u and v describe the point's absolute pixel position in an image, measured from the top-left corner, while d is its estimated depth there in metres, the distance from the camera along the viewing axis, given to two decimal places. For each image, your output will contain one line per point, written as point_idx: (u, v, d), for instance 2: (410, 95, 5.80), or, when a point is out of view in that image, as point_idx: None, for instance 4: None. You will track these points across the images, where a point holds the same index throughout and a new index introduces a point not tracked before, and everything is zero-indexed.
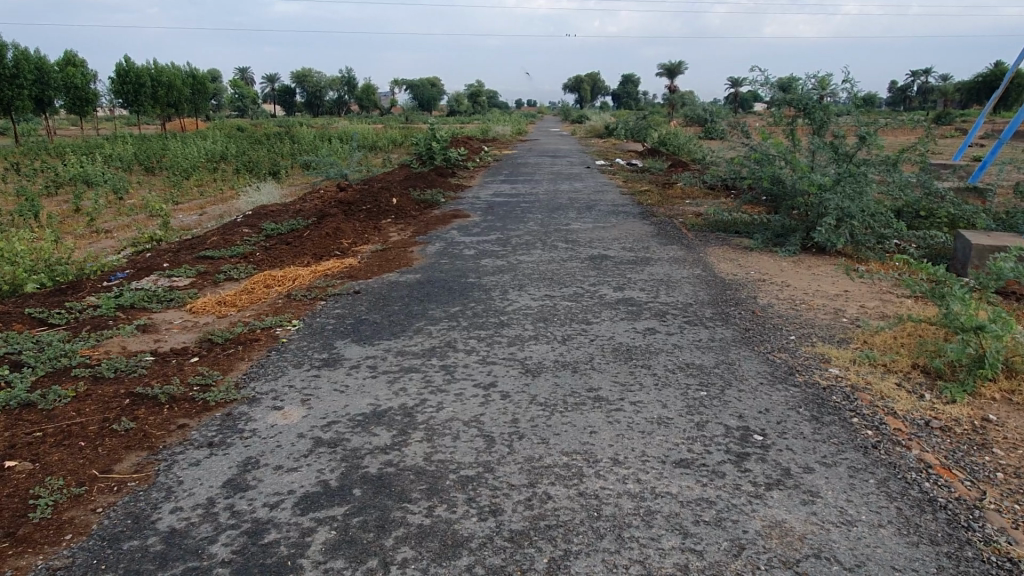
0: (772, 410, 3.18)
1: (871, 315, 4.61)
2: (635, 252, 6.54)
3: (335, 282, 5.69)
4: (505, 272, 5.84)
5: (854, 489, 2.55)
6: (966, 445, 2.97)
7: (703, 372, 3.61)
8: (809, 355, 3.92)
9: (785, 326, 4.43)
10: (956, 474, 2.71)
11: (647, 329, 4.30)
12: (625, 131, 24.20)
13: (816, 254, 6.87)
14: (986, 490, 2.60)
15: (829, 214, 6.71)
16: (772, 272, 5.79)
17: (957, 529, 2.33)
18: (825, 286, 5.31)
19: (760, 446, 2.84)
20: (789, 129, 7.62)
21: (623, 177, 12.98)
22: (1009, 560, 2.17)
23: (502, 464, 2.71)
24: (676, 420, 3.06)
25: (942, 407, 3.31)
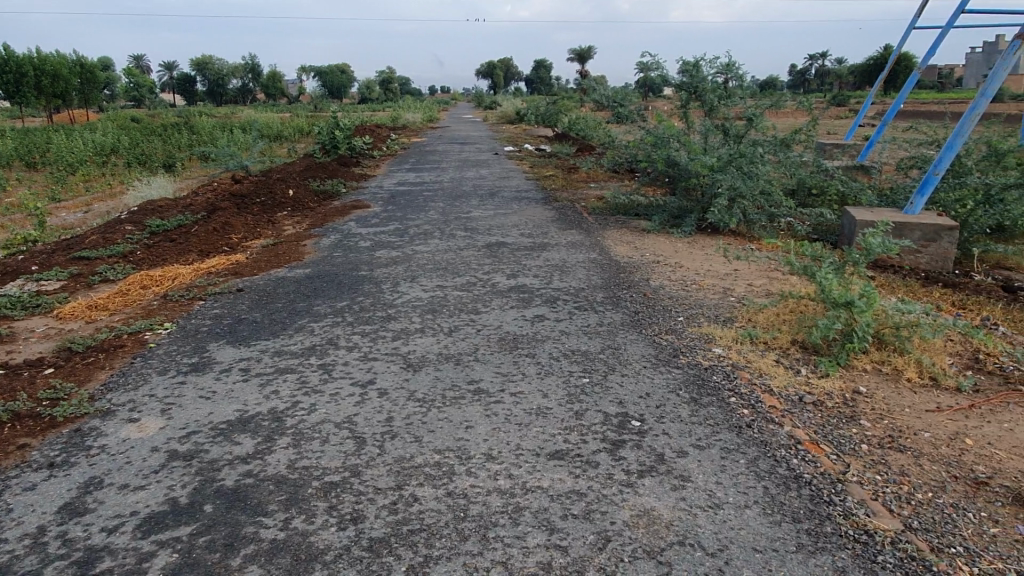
0: (652, 394, 3.17)
1: (757, 293, 4.69)
2: (534, 238, 6.49)
3: (217, 280, 5.39)
4: (399, 264, 5.67)
5: (724, 471, 2.54)
6: (836, 418, 3.04)
7: (587, 359, 3.57)
8: (694, 336, 3.94)
9: (674, 307, 4.45)
10: (824, 448, 2.76)
11: (536, 316, 4.24)
12: (536, 116, 24.29)
13: (711, 234, 6.99)
14: (851, 462, 2.66)
15: (721, 194, 6.83)
16: (666, 253, 5.85)
17: (819, 504, 2.36)
18: (715, 266, 5.39)
19: (636, 432, 2.81)
20: (683, 112, 7.76)
21: (530, 163, 12.95)
22: (866, 532, 2.22)
23: (371, 467, 2.59)
24: (555, 410, 3.00)
25: (815, 381, 3.39)
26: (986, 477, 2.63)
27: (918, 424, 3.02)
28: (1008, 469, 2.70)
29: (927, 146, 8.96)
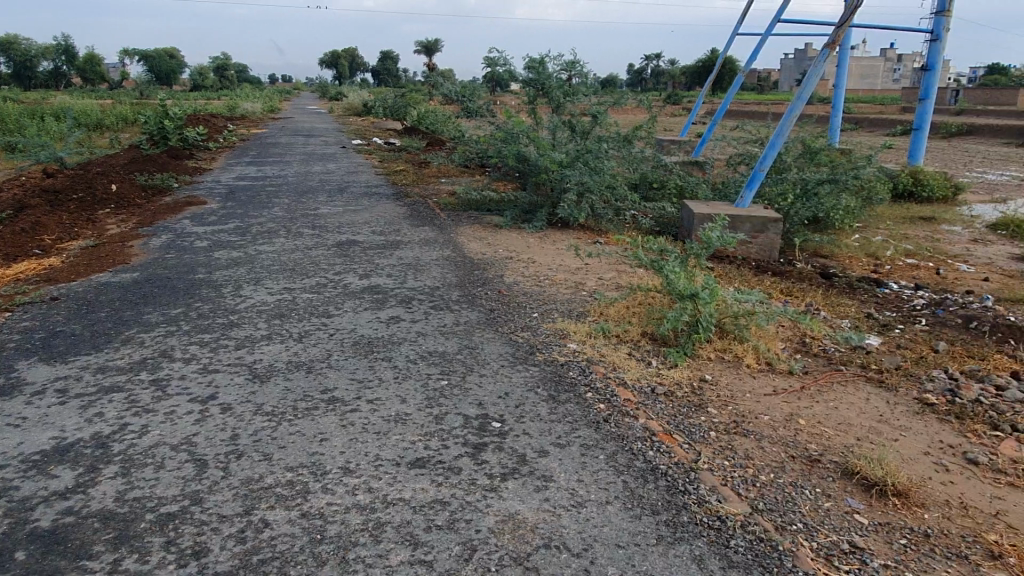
0: (512, 393, 3.16)
1: (608, 287, 4.82)
2: (386, 236, 6.32)
3: (25, 288, 4.78)
4: (241, 265, 5.31)
5: (585, 468, 2.57)
6: (686, 407, 3.17)
7: (445, 360, 3.50)
8: (550, 332, 3.98)
9: (530, 303, 4.48)
10: (676, 438, 2.86)
11: (390, 317, 4.11)
12: (384, 108, 23.85)
13: (561, 229, 7.14)
14: (701, 450, 2.78)
15: (570, 189, 6.99)
16: (519, 249, 5.90)
17: (675, 494, 2.44)
18: (567, 261, 5.50)
19: (498, 434, 2.78)
20: (532, 108, 7.86)
21: (379, 157, 12.65)
22: (719, 518, 2.32)
23: (214, 492, 2.37)
24: (414, 416, 2.90)
25: (665, 372, 3.52)
26: (818, 455, 2.85)
27: (758, 408, 3.22)
28: (835, 445, 2.94)
29: (752, 144, 9.68)
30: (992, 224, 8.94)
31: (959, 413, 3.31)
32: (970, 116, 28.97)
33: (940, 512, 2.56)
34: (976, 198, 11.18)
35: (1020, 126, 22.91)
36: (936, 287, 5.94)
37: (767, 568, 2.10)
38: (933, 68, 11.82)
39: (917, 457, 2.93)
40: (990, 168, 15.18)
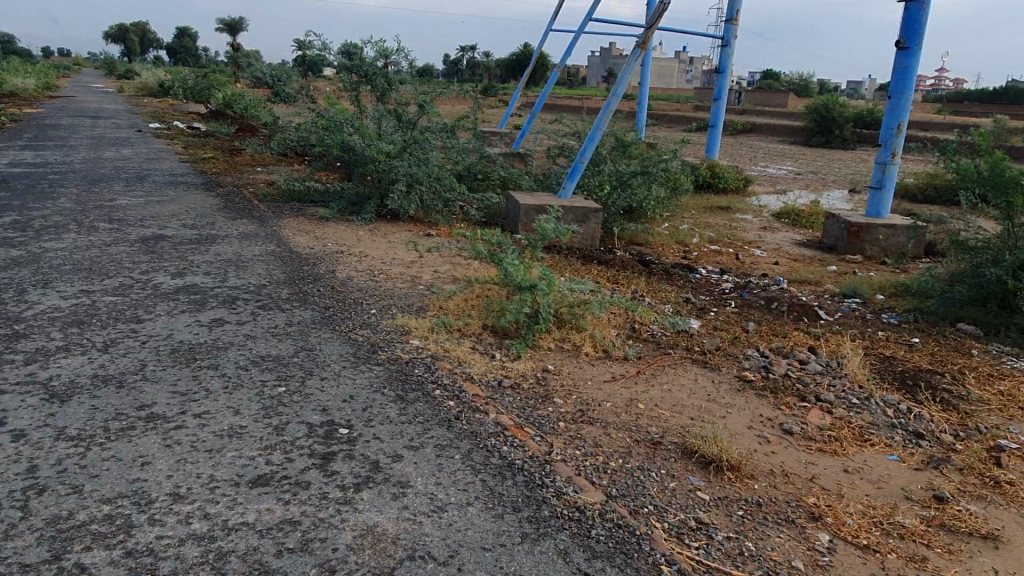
0: (357, 396, 2.99)
1: (444, 280, 4.76)
2: (199, 229, 5.79)
3: None
4: (22, 265, 4.60)
5: (441, 470, 2.49)
6: (533, 399, 3.20)
7: (280, 365, 3.25)
8: (390, 329, 3.84)
9: (366, 299, 4.30)
10: (527, 431, 2.87)
11: (213, 320, 3.75)
12: (184, 90, 22.01)
13: (391, 220, 6.95)
14: (552, 442, 2.81)
15: (398, 180, 6.82)
16: (349, 242, 5.66)
17: (534, 489, 2.43)
18: (400, 254, 5.36)
19: (346, 441, 2.62)
20: (354, 95, 7.57)
21: (182, 143, 11.62)
22: (578, 509, 2.34)
23: (12, 539, 2.01)
24: (251, 429, 2.66)
25: (510, 364, 3.53)
26: (659, 437, 2.99)
27: (600, 395, 3.33)
28: (673, 426, 3.10)
29: (570, 137, 10.04)
30: (777, 212, 9.98)
31: (773, 387, 3.63)
32: (751, 115, 32.28)
33: (767, 481, 2.79)
34: (761, 189, 12.44)
35: (790, 126, 25.89)
36: (738, 272, 6.50)
37: (628, 554, 2.15)
38: (724, 71, 12.96)
39: (743, 431, 3.17)
40: (770, 162, 17.00)
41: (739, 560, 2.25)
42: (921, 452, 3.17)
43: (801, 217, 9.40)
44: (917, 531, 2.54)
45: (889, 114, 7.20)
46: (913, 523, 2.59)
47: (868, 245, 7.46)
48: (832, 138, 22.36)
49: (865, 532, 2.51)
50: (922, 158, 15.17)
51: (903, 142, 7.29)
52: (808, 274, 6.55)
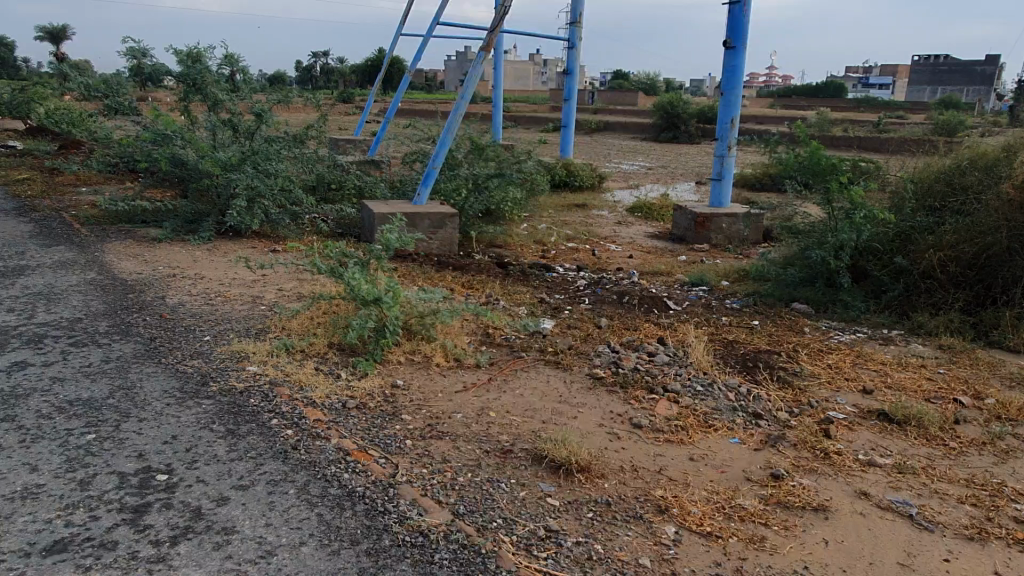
0: (180, 436, 2.73)
1: (288, 298, 4.50)
2: (4, 261, 5.17)
3: None
4: None
5: (272, 509, 2.30)
6: (379, 419, 3.06)
7: (91, 409, 2.92)
8: (224, 356, 3.57)
9: (198, 326, 3.98)
10: (371, 454, 2.73)
11: (13, 364, 3.32)
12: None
13: (233, 238, 6.54)
14: (398, 463, 2.69)
15: (238, 195, 6.43)
16: (184, 264, 5.25)
17: (375, 517, 2.31)
18: (240, 274, 5.02)
19: (164, 489, 2.37)
20: (183, 106, 7.06)
21: None
22: (421, 533, 2.24)
23: None
24: (49, 487, 2.35)
25: (355, 383, 3.37)
26: (510, 445, 2.95)
27: (450, 407, 3.25)
28: (524, 433, 3.07)
29: (424, 143, 9.91)
30: (630, 207, 10.31)
31: (623, 382, 3.69)
32: (604, 114, 33.50)
33: (617, 478, 2.80)
34: (616, 185, 12.84)
35: (641, 123, 27.07)
36: (594, 267, 6.63)
37: None
38: (572, 72, 13.28)
39: (594, 430, 3.19)
40: (624, 159, 17.63)
41: (587, 566, 2.22)
42: (760, 432, 3.30)
43: (652, 211, 9.77)
44: (756, 512, 2.62)
45: (722, 110, 7.60)
46: (752, 503, 2.67)
47: (713, 234, 7.85)
48: (679, 133, 23.61)
49: (709, 519, 2.56)
50: (758, 149, 16.27)
51: (736, 136, 7.71)
52: (658, 266, 6.78)
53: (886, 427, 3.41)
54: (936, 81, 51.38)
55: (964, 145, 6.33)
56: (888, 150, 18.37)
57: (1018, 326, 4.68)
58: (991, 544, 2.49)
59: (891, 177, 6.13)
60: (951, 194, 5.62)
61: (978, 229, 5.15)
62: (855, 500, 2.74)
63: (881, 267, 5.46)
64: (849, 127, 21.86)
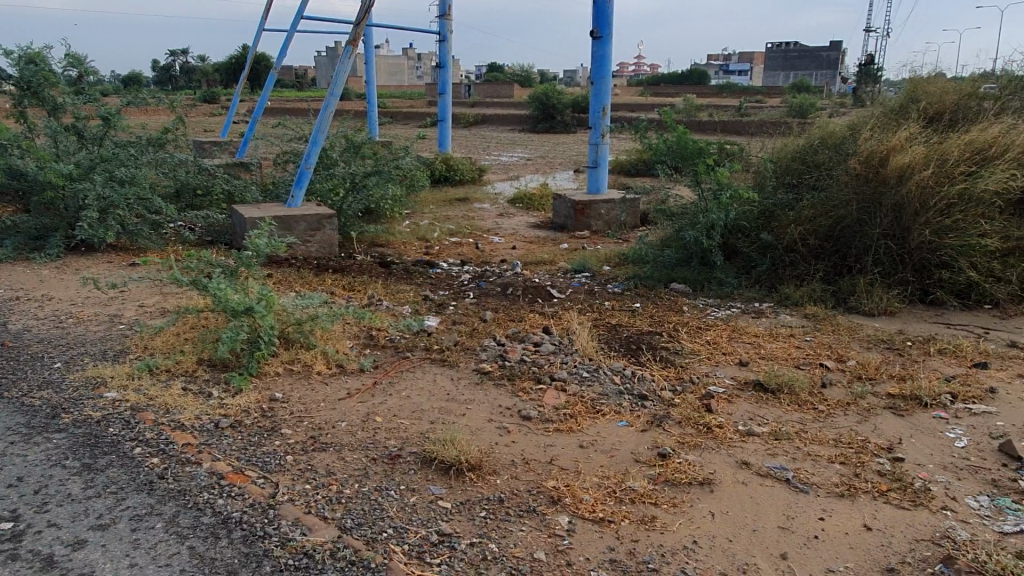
0: (27, 477, 2.48)
1: (151, 315, 4.18)
2: None
3: None
4: None
5: (137, 548, 2.14)
6: (257, 436, 2.89)
7: None
8: (79, 384, 3.26)
9: (47, 352, 3.63)
10: (248, 475, 2.57)
11: None
12: None
13: (86, 253, 6.03)
14: (278, 481, 2.54)
15: (89, 206, 5.93)
16: (28, 286, 4.78)
17: (253, 543, 2.18)
18: (95, 292, 4.62)
19: (9, 539, 2.15)
20: (19, 112, 6.43)
21: None
22: (305, 554, 2.14)
23: None
24: None
25: (229, 401, 3.17)
26: (398, 450, 2.86)
27: (334, 415, 3.12)
28: (412, 436, 2.99)
29: (295, 142, 9.53)
30: (511, 199, 10.35)
31: (510, 375, 3.67)
32: (482, 107, 33.60)
33: (508, 473, 2.77)
34: (496, 178, 12.87)
35: (518, 115, 27.33)
36: (478, 260, 6.59)
37: None
38: (445, 65, 13.19)
39: (483, 426, 3.15)
40: (503, 151, 17.72)
41: (483, 567, 2.18)
42: (646, 412, 3.36)
43: (533, 202, 9.86)
44: (645, 492, 2.66)
45: (593, 99, 7.74)
46: (642, 484, 2.71)
47: (592, 221, 8.00)
48: (555, 123, 24.04)
49: (601, 505, 2.57)
50: (631, 137, 16.79)
51: (608, 124, 7.88)
52: (542, 255, 6.83)
53: (762, 396, 3.57)
54: (788, 67, 54.99)
55: (814, 124, 6.79)
56: (749, 132, 19.48)
57: (872, 291, 5.03)
58: (860, 498, 2.65)
59: (752, 158, 6.45)
60: (806, 171, 6.00)
61: (832, 203, 5.51)
62: (736, 470, 2.84)
63: (749, 244, 5.74)
64: (713, 112, 22.97)
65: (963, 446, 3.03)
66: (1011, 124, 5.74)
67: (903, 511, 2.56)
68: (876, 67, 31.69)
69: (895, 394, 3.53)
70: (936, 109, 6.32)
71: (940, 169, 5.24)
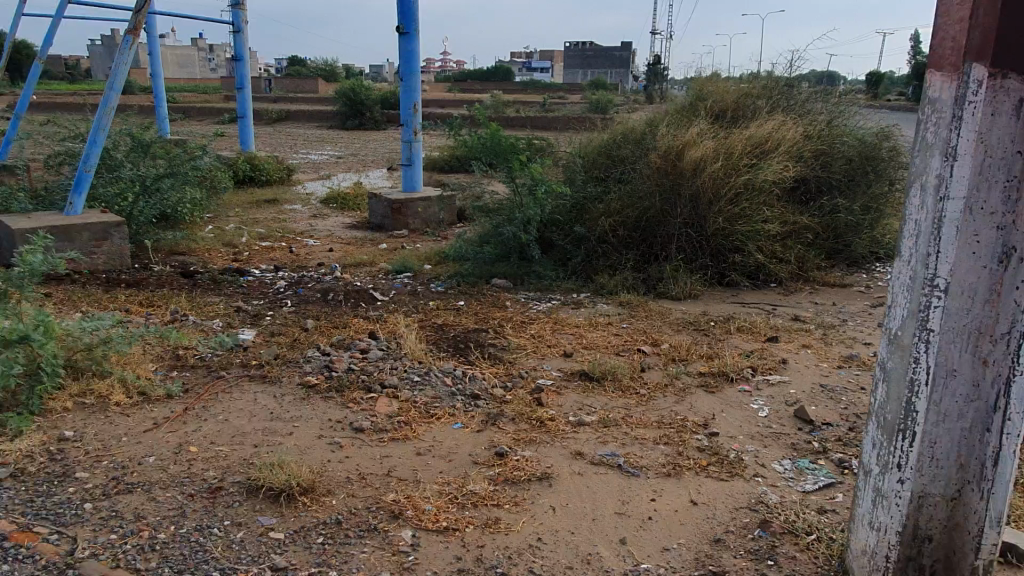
0: None
1: None
2: None
3: None
4: None
5: None
6: (46, 484, 2.55)
7: None
8: None
9: None
10: (38, 531, 2.29)
11: None
12: None
13: None
14: (76, 535, 2.28)
15: None
16: None
17: None
18: None
19: None
20: None
21: None
22: None
23: None
24: None
25: (6, 447, 2.74)
26: (219, 481, 2.63)
27: (140, 450, 2.81)
28: (234, 463, 2.77)
29: (71, 142, 8.49)
30: (324, 199, 9.95)
31: (338, 386, 3.50)
32: (285, 103, 32.13)
33: (344, 492, 2.63)
34: (306, 177, 12.32)
35: (326, 111, 26.43)
36: (292, 265, 6.26)
37: None
38: (242, 58, 12.39)
39: (312, 445, 2.97)
40: (312, 149, 17.04)
41: None
42: (480, 412, 3.34)
43: (347, 201, 9.55)
44: (487, 494, 2.64)
45: (404, 96, 7.63)
46: (483, 487, 2.69)
47: (410, 219, 7.90)
48: (364, 120, 23.54)
49: (444, 513, 2.52)
50: (443, 133, 16.82)
51: (421, 121, 7.81)
52: (360, 256, 6.63)
53: (588, 385, 3.69)
54: (585, 65, 58.06)
55: (616, 120, 7.18)
56: (555, 128, 20.31)
57: (677, 277, 5.41)
58: (684, 475, 2.81)
59: (562, 153, 6.69)
60: (612, 165, 6.33)
61: (637, 196, 5.85)
62: (572, 462, 2.91)
63: (564, 237, 5.94)
64: (520, 109, 23.66)
65: (765, 415, 3.34)
66: (782, 121, 6.43)
67: (722, 482, 2.76)
68: (663, 67, 34.35)
69: (705, 373, 3.81)
70: (720, 107, 6.93)
71: (727, 162, 5.75)
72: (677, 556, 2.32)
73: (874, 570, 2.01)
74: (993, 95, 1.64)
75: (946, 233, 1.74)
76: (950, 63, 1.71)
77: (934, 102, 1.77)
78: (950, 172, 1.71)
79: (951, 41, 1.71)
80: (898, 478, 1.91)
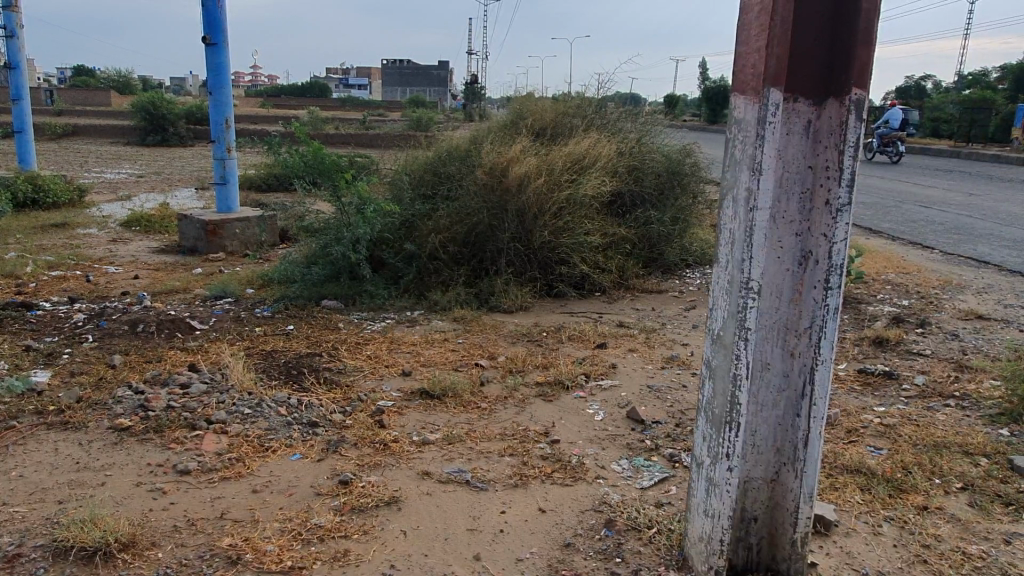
0: None
1: None
2: None
3: None
4: None
5: None
6: None
7: None
8: None
9: None
10: None
11: None
12: None
13: None
14: None
15: None
16: None
17: None
18: None
19: None
20: None
21: None
22: None
23: None
24: None
25: None
26: (17, 548, 2.33)
27: None
28: (35, 525, 2.47)
29: None
30: (124, 222, 9.10)
31: (156, 427, 3.19)
32: (71, 117, 29.09)
33: (170, 542, 2.41)
34: (100, 198, 11.19)
35: (119, 126, 24.27)
36: (91, 296, 5.65)
37: None
38: (18, 67, 11.09)
39: (129, 494, 2.70)
40: (104, 167, 15.52)
41: None
42: (319, 441, 3.19)
43: (153, 224, 8.80)
44: (333, 526, 2.53)
45: (214, 110, 7.20)
46: (328, 519, 2.57)
47: (227, 241, 7.43)
48: (167, 136, 21.90)
49: (287, 552, 2.37)
50: (257, 151, 16.10)
51: (234, 137, 7.42)
52: (172, 282, 6.14)
53: (429, 404, 3.65)
54: (401, 82, 58.01)
55: (439, 137, 7.25)
56: (377, 146, 20.18)
57: (508, 290, 5.54)
58: (531, 484, 2.87)
59: (387, 173, 6.61)
60: (438, 182, 6.37)
61: (465, 212, 5.93)
62: (419, 482, 2.86)
63: (394, 254, 5.86)
64: (337, 126, 23.11)
65: (601, 419, 3.49)
66: (596, 139, 6.83)
67: (567, 487, 2.84)
68: (478, 86, 35.25)
69: (543, 382, 3.92)
70: (540, 125, 7.21)
71: (550, 178, 5.99)
72: (531, 565, 2.35)
73: (711, 555, 2.11)
74: (787, 117, 1.83)
75: (758, 239, 1.85)
76: (752, 87, 1.84)
77: (740, 121, 1.89)
78: (757, 187, 1.83)
79: (751, 68, 1.85)
80: (727, 467, 2.01)
